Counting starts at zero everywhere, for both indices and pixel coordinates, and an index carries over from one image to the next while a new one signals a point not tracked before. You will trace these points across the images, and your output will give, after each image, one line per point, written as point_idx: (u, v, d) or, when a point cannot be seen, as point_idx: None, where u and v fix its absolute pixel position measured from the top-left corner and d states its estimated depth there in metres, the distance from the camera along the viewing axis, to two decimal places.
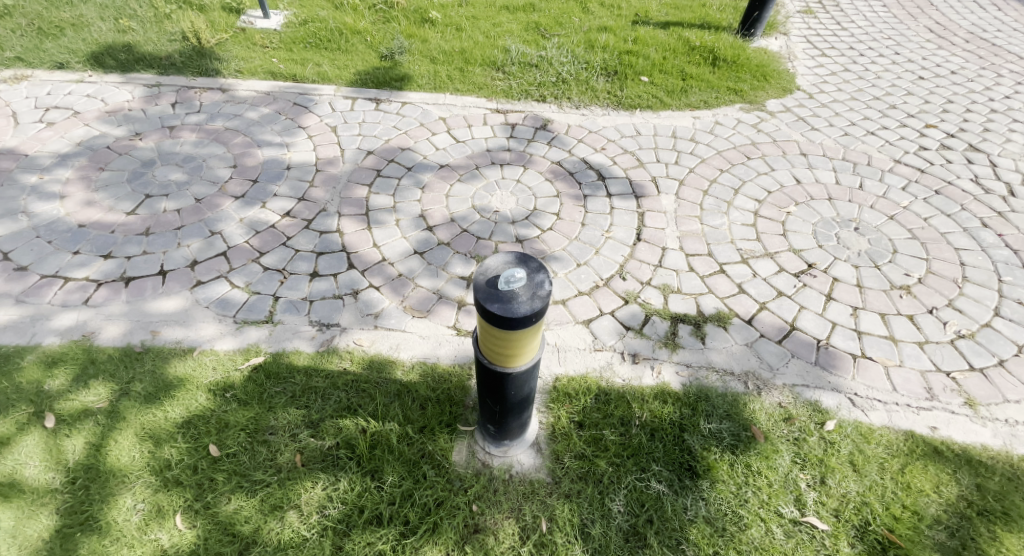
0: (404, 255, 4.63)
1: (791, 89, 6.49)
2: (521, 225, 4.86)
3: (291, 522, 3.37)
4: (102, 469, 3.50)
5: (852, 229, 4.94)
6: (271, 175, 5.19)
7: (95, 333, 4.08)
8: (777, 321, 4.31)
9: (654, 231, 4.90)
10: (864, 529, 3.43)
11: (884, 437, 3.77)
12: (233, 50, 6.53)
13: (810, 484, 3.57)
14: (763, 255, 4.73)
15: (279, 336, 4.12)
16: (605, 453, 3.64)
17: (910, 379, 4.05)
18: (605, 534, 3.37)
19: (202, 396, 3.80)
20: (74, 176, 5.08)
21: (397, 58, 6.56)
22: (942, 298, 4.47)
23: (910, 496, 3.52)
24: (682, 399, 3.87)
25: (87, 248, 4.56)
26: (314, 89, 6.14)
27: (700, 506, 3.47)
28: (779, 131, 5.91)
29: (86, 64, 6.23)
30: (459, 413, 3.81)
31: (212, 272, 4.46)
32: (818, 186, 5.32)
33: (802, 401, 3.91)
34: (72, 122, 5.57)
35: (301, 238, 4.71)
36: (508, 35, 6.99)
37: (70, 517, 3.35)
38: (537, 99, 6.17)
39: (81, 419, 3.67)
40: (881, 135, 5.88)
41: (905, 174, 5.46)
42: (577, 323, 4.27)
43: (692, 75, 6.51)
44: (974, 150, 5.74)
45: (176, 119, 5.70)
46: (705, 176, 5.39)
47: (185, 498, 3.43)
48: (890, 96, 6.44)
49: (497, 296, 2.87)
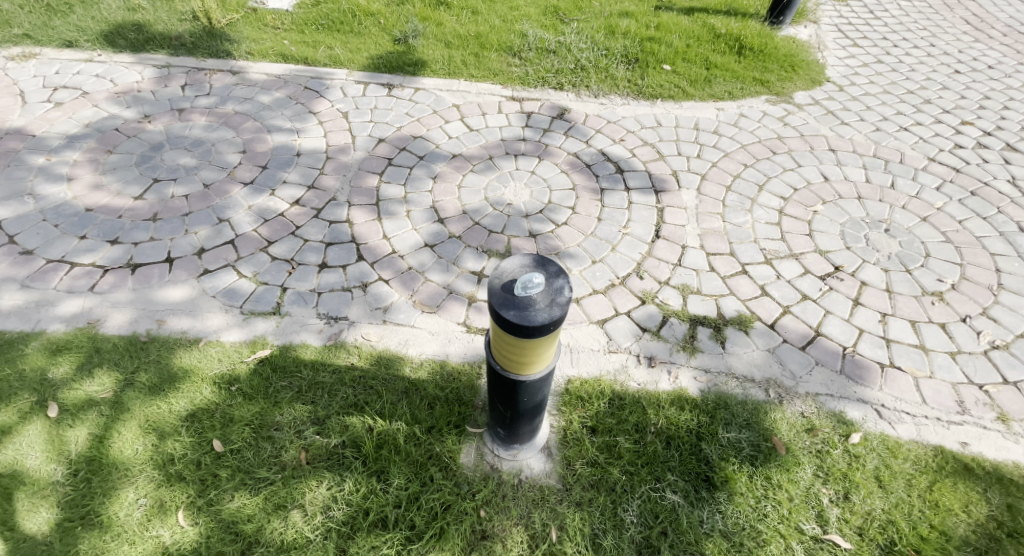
0: (415, 248, 4.50)
1: (821, 80, 6.23)
2: (536, 219, 4.70)
3: (295, 523, 3.28)
4: (105, 461, 3.43)
5: (882, 231, 4.73)
6: (281, 161, 5.07)
7: (101, 321, 4.00)
8: (801, 327, 4.13)
9: (673, 228, 4.72)
10: (889, 548, 3.28)
11: (911, 452, 3.60)
12: (244, 31, 6.39)
13: (833, 499, 3.42)
14: (787, 256, 4.54)
15: (287, 328, 4.02)
16: (619, 460, 3.52)
17: (940, 391, 3.86)
18: (617, 546, 3.25)
19: (207, 389, 3.71)
20: (82, 158, 4.99)
21: (411, 42, 6.38)
22: (976, 306, 4.26)
23: (938, 515, 3.36)
24: (700, 407, 3.72)
25: (94, 233, 4.48)
26: (326, 72, 5.99)
27: (716, 519, 3.33)
28: (806, 125, 5.67)
29: (95, 42, 6.11)
30: (468, 413, 3.70)
31: (219, 261, 4.36)
32: (847, 184, 5.10)
33: (826, 412, 3.75)
34: (80, 103, 5.48)
35: (310, 228, 4.59)
36: (525, 19, 6.77)
37: (71, 511, 3.29)
38: (554, 86, 5.97)
39: (84, 409, 3.60)
40: (914, 132, 5.63)
41: (939, 173, 5.22)
42: (591, 322, 4.13)
43: (717, 63, 6.27)
44: (1013, 149, 5.47)
45: (186, 101, 5.58)
46: (728, 171, 5.18)
47: (188, 495, 3.35)
48: (925, 90, 6.16)
49: (514, 302, 2.75)
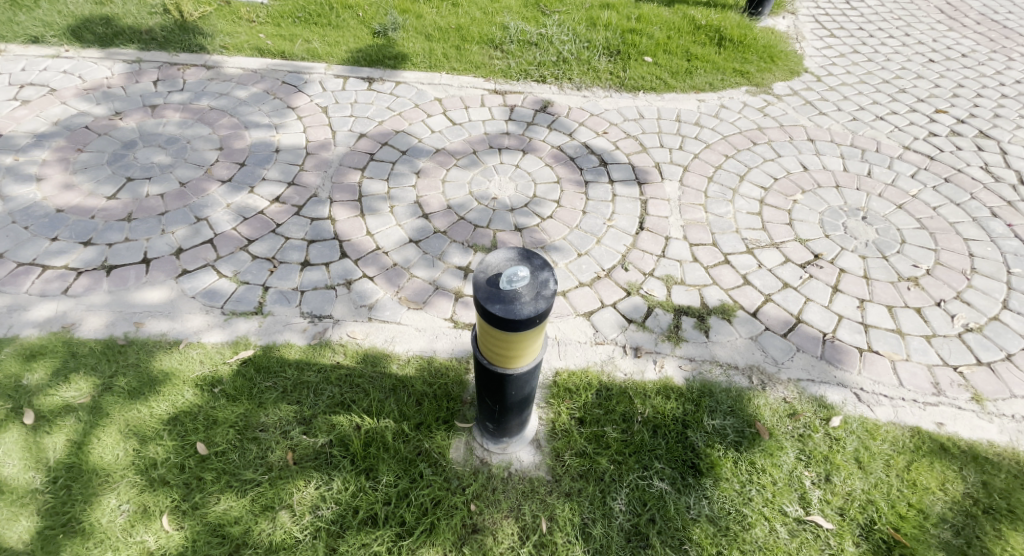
0: (399, 244, 4.46)
1: (799, 70, 6.30)
2: (520, 212, 4.69)
3: (283, 523, 3.25)
4: (84, 468, 3.36)
5: (859, 218, 4.83)
6: (259, 158, 4.98)
7: (76, 325, 3.90)
8: (782, 314, 4.21)
9: (657, 219, 4.76)
10: (869, 528, 3.35)
11: (889, 433, 3.69)
12: (218, 25, 6.24)
13: (814, 481, 3.49)
14: (768, 245, 4.61)
15: (270, 328, 3.97)
16: (607, 450, 3.55)
17: (917, 373, 3.97)
18: (606, 535, 3.28)
19: (189, 391, 3.65)
20: (51, 157, 4.83)
21: (391, 35, 6.30)
22: (950, 291, 4.38)
23: (916, 494, 3.45)
24: (685, 395, 3.77)
25: (66, 234, 4.35)
26: (305, 66, 5.89)
27: (703, 505, 3.38)
28: (786, 115, 5.74)
29: (62, 37, 5.92)
30: (456, 408, 3.69)
31: (198, 260, 4.28)
32: (825, 173, 5.19)
33: (807, 397, 3.83)
34: (48, 100, 5.30)
35: (291, 225, 4.53)
36: (506, 11, 6.72)
37: (52, 519, 3.21)
38: (537, 79, 5.96)
39: (62, 416, 3.52)
40: (890, 120, 5.74)
41: (914, 161, 5.34)
42: (577, 315, 4.15)
43: (698, 55, 6.31)
44: (985, 137, 5.61)
45: (159, 97, 5.43)
46: (710, 162, 5.24)
47: (172, 499, 3.30)
48: (900, 79, 6.28)
49: (499, 296, 2.75)
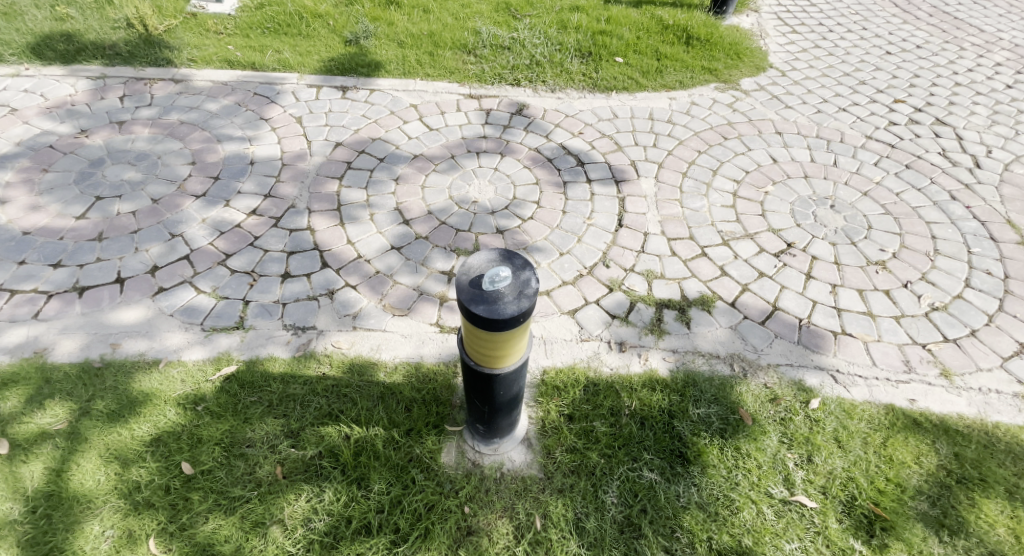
0: (381, 251, 4.45)
1: (764, 66, 6.47)
2: (501, 215, 4.73)
3: (275, 538, 3.22)
4: (65, 496, 3.27)
5: (828, 207, 4.99)
6: (233, 171, 4.90)
7: (49, 349, 3.79)
8: (759, 303, 4.33)
9: (635, 216, 4.84)
10: (851, 504, 3.48)
11: (865, 412, 3.84)
12: (184, 38, 6.13)
13: (797, 463, 3.61)
14: (743, 236, 4.73)
15: (253, 342, 3.92)
16: (597, 444, 3.61)
17: (888, 352, 4.13)
18: (600, 528, 3.34)
19: (171, 411, 3.58)
20: (16, 178, 4.69)
21: (363, 43, 6.27)
22: (917, 272, 4.56)
23: (893, 469, 3.59)
24: (670, 386, 3.86)
25: (34, 257, 4.23)
26: (277, 77, 5.82)
27: (692, 492, 3.47)
28: (754, 110, 5.90)
29: (21, 55, 5.75)
30: (446, 413, 3.69)
31: (175, 277, 4.20)
32: (794, 165, 5.35)
33: (787, 382, 3.95)
34: (10, 120, 5.14)
35: (269, 238, 4.47)
36: (478, 16, 6.75)
37: (33, 549, 3.13)
38: (511, 82, 6.00)
39: (38, 443, 3.42)
40: (852, 111, 5.95)
41: (876, 149, 5.54)
42: (562, 313, 4.20)
43: (667, 54, 6.43)
44: (941, 123, 5.86)
45: (126, 113, 5.31)
46: (684, 158, 5.35)
47: (158, 521, 3.24)
48: (860, 71, 6.51)
49: (482, 297, 2.78)
